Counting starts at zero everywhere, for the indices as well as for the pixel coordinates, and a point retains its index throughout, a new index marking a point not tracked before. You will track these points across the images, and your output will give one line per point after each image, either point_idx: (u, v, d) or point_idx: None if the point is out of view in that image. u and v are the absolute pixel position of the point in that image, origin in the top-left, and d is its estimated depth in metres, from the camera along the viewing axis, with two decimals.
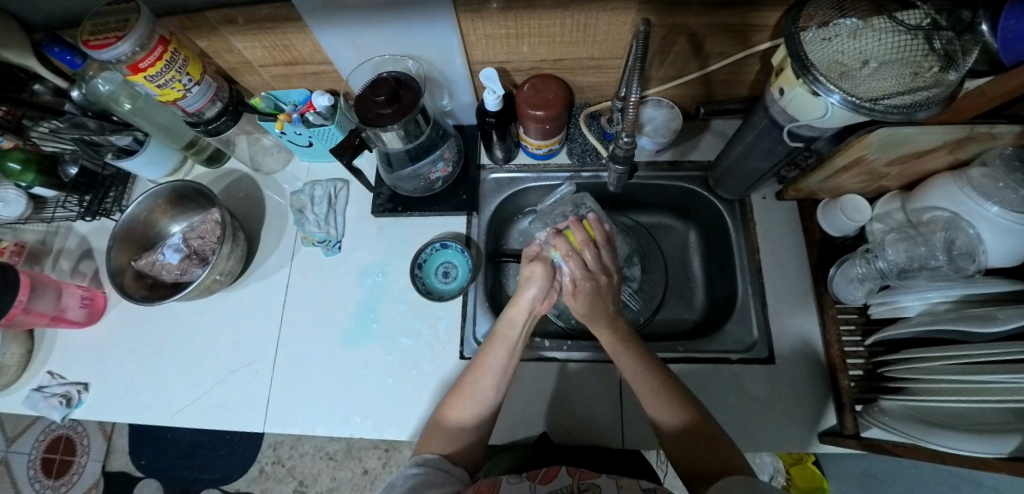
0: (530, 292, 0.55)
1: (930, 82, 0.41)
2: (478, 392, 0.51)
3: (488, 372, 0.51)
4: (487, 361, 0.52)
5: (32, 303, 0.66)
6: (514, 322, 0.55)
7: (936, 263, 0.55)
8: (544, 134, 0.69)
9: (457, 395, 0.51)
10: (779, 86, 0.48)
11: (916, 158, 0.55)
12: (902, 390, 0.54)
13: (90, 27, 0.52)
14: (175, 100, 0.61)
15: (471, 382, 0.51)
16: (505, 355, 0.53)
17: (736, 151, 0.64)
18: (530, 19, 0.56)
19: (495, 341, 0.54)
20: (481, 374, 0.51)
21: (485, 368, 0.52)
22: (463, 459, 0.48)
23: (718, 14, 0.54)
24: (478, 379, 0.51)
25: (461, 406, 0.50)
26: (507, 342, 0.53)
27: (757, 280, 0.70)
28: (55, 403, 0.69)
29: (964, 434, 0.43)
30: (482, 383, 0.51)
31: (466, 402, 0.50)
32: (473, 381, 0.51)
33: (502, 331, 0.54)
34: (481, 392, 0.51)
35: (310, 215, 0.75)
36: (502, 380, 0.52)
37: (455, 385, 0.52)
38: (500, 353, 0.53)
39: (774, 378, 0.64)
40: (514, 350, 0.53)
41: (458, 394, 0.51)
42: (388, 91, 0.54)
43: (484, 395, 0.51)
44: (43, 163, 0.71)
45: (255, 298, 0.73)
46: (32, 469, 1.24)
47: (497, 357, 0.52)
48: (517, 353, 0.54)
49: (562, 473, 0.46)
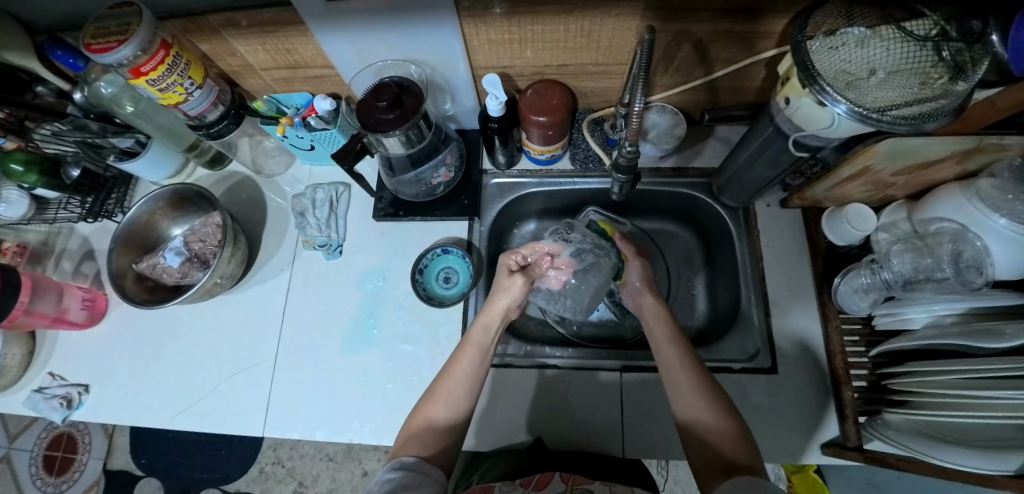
0: (502, 299, 0.59)
1: (939, 92, 0.40)
2: (453, 397, 0.52)
3: (458, 377, 0.53)
4: (458, 367, 0.54)
5: (34, 305, 0.66)
6: (485, 329, 0.57)
7: (943, 275, 0.53)
8: (547, 140, 0.69)
9: (433, 399, 0.52)
10: (786, 96, 0.47)
11: (925, 168, 0.54)
12: (906, 403, 0.53)
13: (92, 30, 0.52)
14: (177, 103, 0.61)
15: (445, 388, 0.52)
16: (475, 361, 0.54)
17: (742, 158, 0.63)
18: (534, 25, 0.55)
19: (467, 350, 0.55)
20: (452, 379, 0.53)
21: (455, 375, 0.53)
22: (438, 460, 0.48)
23: (725, 21, 0.53)
24: (450, 385, 0.52)
25: (437, 412, 0.51)
26: (477, 347, 0.55)
27: (761, 288, 0.69)
28: (55, 404, 0.69)
29: (970, 450, 0.43)
30: (454, 385, 0.52)
31: (442, 406, 0.51)
32: (448, 389, 0.52)
33: (472, 338, 0.56)
34: (456, 396, 0.52)
35: (311, 219, 0.75)
36: (473, 384, 0.53)
37: (430, 389, 0.53)
38: (471, 359, 0.54)
39: (777, 388, 0.64)
40: (485, 355, 0.55)
41: (434, 397, 0.52)
42: (390, 96, 0.53)
43: (459, 400, 0.52)
44: (45, 165, 0.70)
45: (256, 302, 0.73)
46: (35, 466, 1.25)
47: (468, 362, 0.54)
48: (487, 359, 0.56)
49: (555, 479, 0.49)
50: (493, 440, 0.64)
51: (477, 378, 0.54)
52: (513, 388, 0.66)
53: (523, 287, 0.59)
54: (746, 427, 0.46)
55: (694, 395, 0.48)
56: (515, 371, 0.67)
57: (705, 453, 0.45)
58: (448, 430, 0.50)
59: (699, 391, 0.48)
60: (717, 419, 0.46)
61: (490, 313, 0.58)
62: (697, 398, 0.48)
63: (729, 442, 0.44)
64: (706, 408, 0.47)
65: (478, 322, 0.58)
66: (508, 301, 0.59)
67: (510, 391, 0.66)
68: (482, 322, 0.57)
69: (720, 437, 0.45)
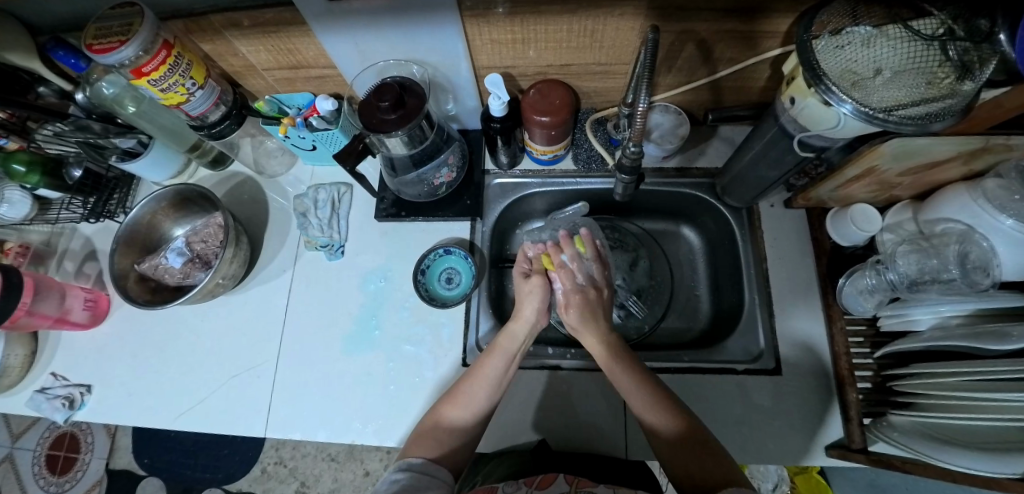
0: (533, 300, 0.59)
1: (946, 92, 0.40)
2: (471, 398, 0.52)
3: (483, 382, 0.53)
4: (484, 370, 0.53)
5: (36, 305, 0.66)
6: (513, 336, 0.56)
7: (950, 276, 0.53)
8: (550, 140, 0.68)
9: (451, 402, 0.52)
10: (791, 95, 0.47)
11: (930, 169, 0.54)
12: (911, 405, 0.53)
13: (93, 31, 0.52)
14: (179, 103, 0.61)
15: (474, 393, 0.52)
16: (500, 366, 0.54)
17: (746, 158, 0.63)
18: (537, 25, 0.55)
19: (500, 353, 0.55)
20: (476, 383, 0.53)
21: (479, 379, 0.53)
22: (450, 461, 0.48)
23: (728, 20, 0.53)
24: (473, 388, 0.53)
25: (453, 414, 0.51)
26: (506, 352, 0.55)
27: (764, 288, 0.69)
28: (58, 404, 0.69)
29: (977, 452, 0.42)
30: (481, 391, 0.52)
31: (459, 406, 0.52)
32: (467, 389, 0.52)
33: (500, 342, 0.56)
34: (479, 399, 0.52)
35: (313, 219, 0.75)
36: (496, 389, 0.53)
37: (449, 392, 0.53)
38: (497, 362, 0.54)
39: (781, 389, 0.63)
40: (513, 361, 0.55)
41: (452, 402, 0.52)
42: (393, 97, 0.53)
43: (481, 401, 0.52)
44: (48, 165, 0.71)
45: (258, 303, 0.73)
46: (37, 465, 1.26)
47: (495, 367, 0.53)
48: (514, 363, 0.55)
49: (558, 480, 0.48)
50: (495, 441, 0.63)
51: (501, 385, 0.54)
52: (516, 389, 0.66)
53: (543, 286, 0.59)
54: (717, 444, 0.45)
55: (672, 426, 0.47)
56: (517, 372, 0.67)
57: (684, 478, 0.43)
58: (457, 431, 0.50)
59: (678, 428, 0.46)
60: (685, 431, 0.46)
61: (520, 321, 0.58)
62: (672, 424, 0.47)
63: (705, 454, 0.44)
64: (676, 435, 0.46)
65: (509, 329, 0.57)
66: (536, 308, 0.58)
67: (513, 391, 0.66)
68: (511, 329, 0.57)
69: (703, 468, 0.43)
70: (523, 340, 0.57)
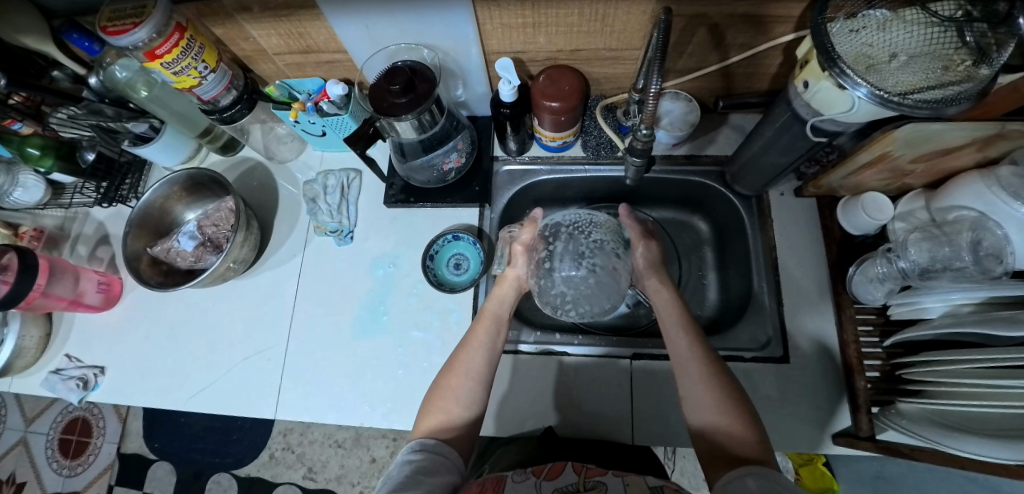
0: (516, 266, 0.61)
1: (962, 76, 0.39)
2: (472, 360, 0.52)
3: (477, 348, 0.53)
4: (477, 336, 0.54)
5: (51, 287, 0.68)
6: (501, 300, 0.59)
7: (961, 263, 0.53)
8: (558, 125, 0.68)
9: (451, 372, 0.52)
10: (804, 79, 0.47)
11: (944, 155, 0.53)
12: (921, 393, 0.52)
13: (108, 14, 0.53)
14: (191, 87, 0.62)
15: (469, 357, 0.53)
16: (492, 329, 0.55)
17: (756, 145, 0.62)
18: (548, 8, 0.55)
19: (486, 320, 0.56)
20: (470, 348, 0.53)
21: (472, 346, 0.54)
22: (459, 441, 0.48)
23: (741, 4, 0.52)
24: (467, 353, 0.53)
25: (458, 383, 0.51)
26: (494, 318, 0.57)
27: (773, 277, 0.69)
28: (71, 385, 0.70)
29: (988, 440, 0.42)
30: (475, 358, 0.53)
31: (461, 377, 0.51)
32: (466, 355, 0.53)
33: (488, 310, 0.58)
34: (477, 361, 0.52)
35: (323, 205, 0.75)
36: (492, 351, 0.54)
37: (448, 363, 0.53)
38: (488, 328, 0.55)
39: (788, 377, 0.63)
40: (501, 325, 0.56)
41: (451, 372, 0.52)
42: (403, 80, 0.53)
43: (479, 363, 0.52)
44: (61, 149, 0.72)
45: (268, 287, 0.74)
46: (51, 449, 1.28)
47: (485, 334, 0.54)
48: (504, 327, 0.57)
49: (567, 469, 0.45)
50: (504, 426, 0.64)
51: (494, 349, 0.54)
52: (524, 374, 0.66)
53: (524, 255, 0.61)
54: (756, 415, 0.44)
55: (708, 420, 0.44)
56: (525, 358, 0.67)
57: (716, 452, 0.43)
58: (464, 403, 0.50)
59: (733, 426, 0.43)
60: (733, 422, 0.43)
61: (503, 284, 0.60)
62: (710, 417, 0.44)
63: (742, 434, 0.42)
64: (714, 405, 0.44)
65: (494, 294, 0.59)
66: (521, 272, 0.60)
67: (519, 376, 0.66)
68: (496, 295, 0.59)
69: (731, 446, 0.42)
70: (511, 302, 0.60)
